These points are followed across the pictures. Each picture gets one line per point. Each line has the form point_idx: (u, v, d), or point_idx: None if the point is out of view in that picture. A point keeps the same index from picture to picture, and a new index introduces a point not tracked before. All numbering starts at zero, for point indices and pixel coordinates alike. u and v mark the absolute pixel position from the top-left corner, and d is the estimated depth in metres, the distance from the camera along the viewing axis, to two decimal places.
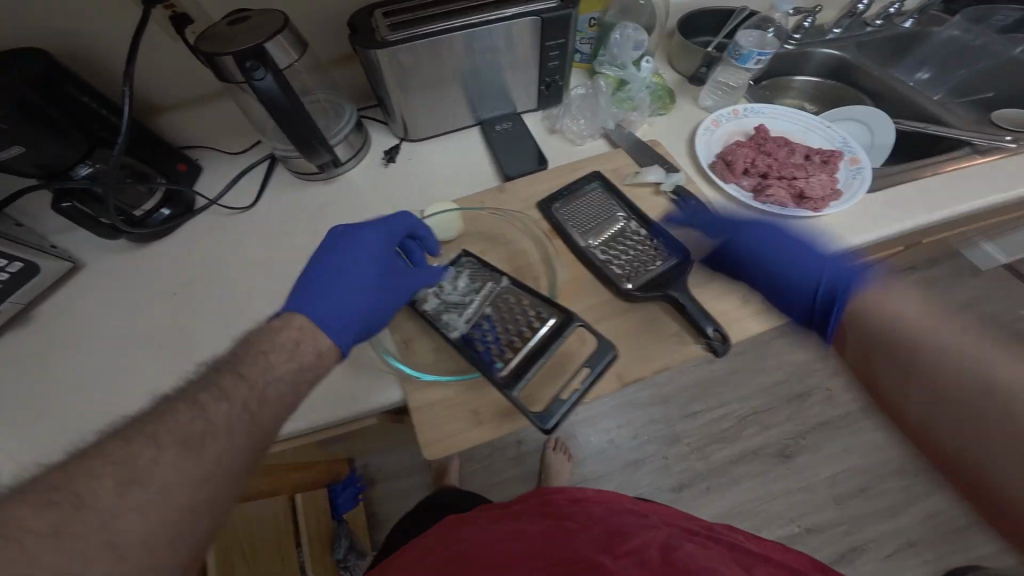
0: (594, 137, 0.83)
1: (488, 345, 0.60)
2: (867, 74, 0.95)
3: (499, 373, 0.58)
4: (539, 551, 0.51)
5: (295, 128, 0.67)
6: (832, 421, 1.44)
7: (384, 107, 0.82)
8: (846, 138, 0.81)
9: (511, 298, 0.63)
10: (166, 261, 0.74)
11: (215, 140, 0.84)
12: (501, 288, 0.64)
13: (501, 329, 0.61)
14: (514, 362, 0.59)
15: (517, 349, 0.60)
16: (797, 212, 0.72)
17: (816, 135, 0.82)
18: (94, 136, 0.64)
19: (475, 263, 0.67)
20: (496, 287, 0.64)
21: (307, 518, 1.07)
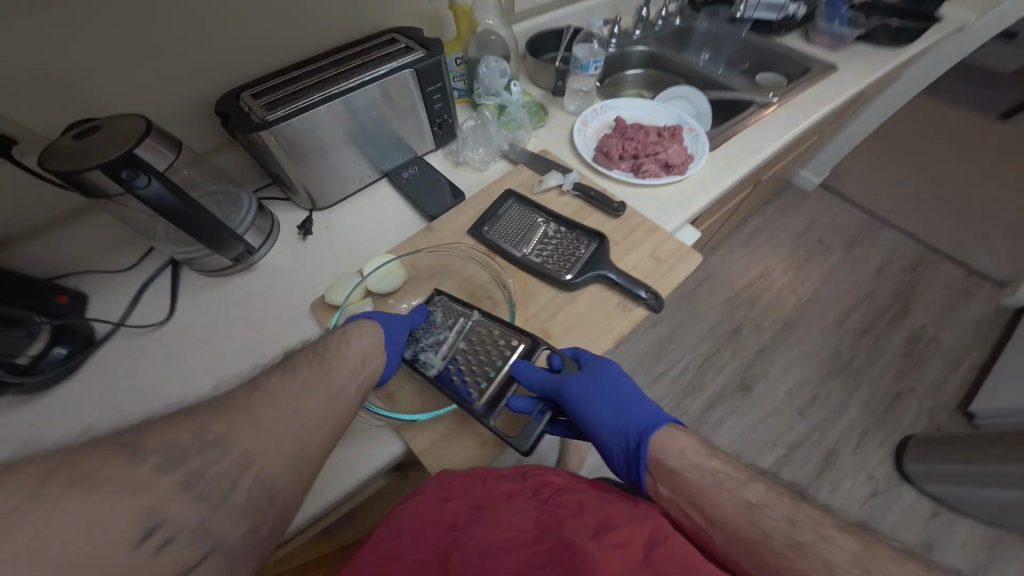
0: (496, 160, 0.90)
1: (464, 377, 0.61)
2: (676, 62, 1.15)
3: (476, 404, 0.58)
4: (587, 515, 0.49)
5: (194, 227, 0.61)
6: (768, 343, 1.64)
7: (283, 183, 0.81)
8: (682, 112, 0.97)
9: (483, 330, 0.65)
10: (74, 407, 0.62)
11: (95, 262, 0.74)
12: (474, 322, 0.65)
13: (474, 364, 0.62)
14: (489, 390, 0.59)
15: (491, 377, 0.60)
16: (669, 179, 0.83)
17: (661, 114, 0.97)
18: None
19: (447, 299, 0.69)
20: (469, 321, 0.65)
21: None
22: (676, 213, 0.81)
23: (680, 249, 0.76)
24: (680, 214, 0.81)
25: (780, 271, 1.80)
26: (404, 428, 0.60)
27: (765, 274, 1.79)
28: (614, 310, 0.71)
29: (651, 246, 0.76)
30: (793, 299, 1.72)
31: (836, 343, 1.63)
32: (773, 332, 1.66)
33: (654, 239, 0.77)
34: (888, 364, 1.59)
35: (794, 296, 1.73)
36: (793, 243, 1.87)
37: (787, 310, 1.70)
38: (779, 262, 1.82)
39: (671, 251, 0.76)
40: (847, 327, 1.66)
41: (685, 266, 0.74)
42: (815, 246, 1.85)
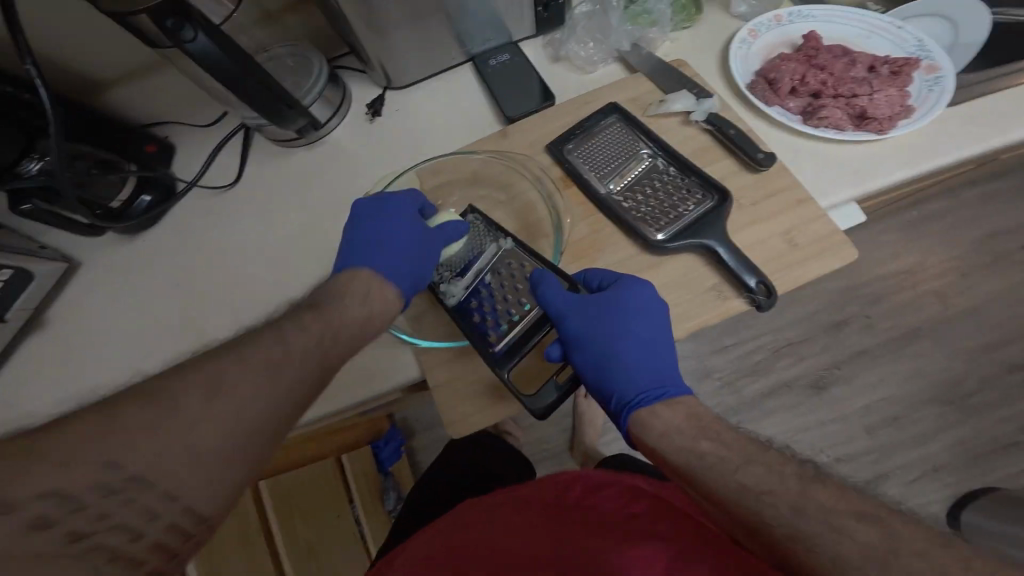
0: (608, 62, 0.69)
1: (487, 317, 0.55)
2: None
3: (494, 349, 0.53)
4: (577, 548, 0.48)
5: (253, 97, 0.56)
6: (874, 347, 1.38)
7: (357, 51, 0.71)
8: (924, 40, 0.64)
9: (514, 261, 0.57)
10: (162, 252, 0.69)
11: (181, 113, 0.73)
12: (505, 249, 0.57)
13: (498, 303, 0.55)
14: (510, 335, 0.54)
15: (514, 322, 0.55)
16: (858, 135, 0.58)
17: (882, 40, 0.65)
18: (30, 128, 0.54)
19: (481, 219, 0.61)
20: (501, 248, 0.57)
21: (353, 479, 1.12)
22: (847, 185, 0.59)
23: (831, 235, 0.56)
24: (852, 189, 0.58)
25: (934, 272, 1.40)
26: (427, 357, 0.59)
27: (916, 269, 1.40)
28: (705, 294, 0.56)
29: (788, 224, 0.57)
30: (936, 308, 1.38)
31: (965, 366, 1.35)
32: (889, 337, 1.38)
33: (796, 216, 0.58)
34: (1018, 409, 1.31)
35: (941, 304, 1.38)
36: (979, 239, 1.41)
37: (921, 318, 1.38)
38: (938, 262, 1.41)
39: (816, 235, 0.57)
40: (992, 357, 1.34)
41: (829, 261, 0.56)
42: (1008, 251, 1.40)
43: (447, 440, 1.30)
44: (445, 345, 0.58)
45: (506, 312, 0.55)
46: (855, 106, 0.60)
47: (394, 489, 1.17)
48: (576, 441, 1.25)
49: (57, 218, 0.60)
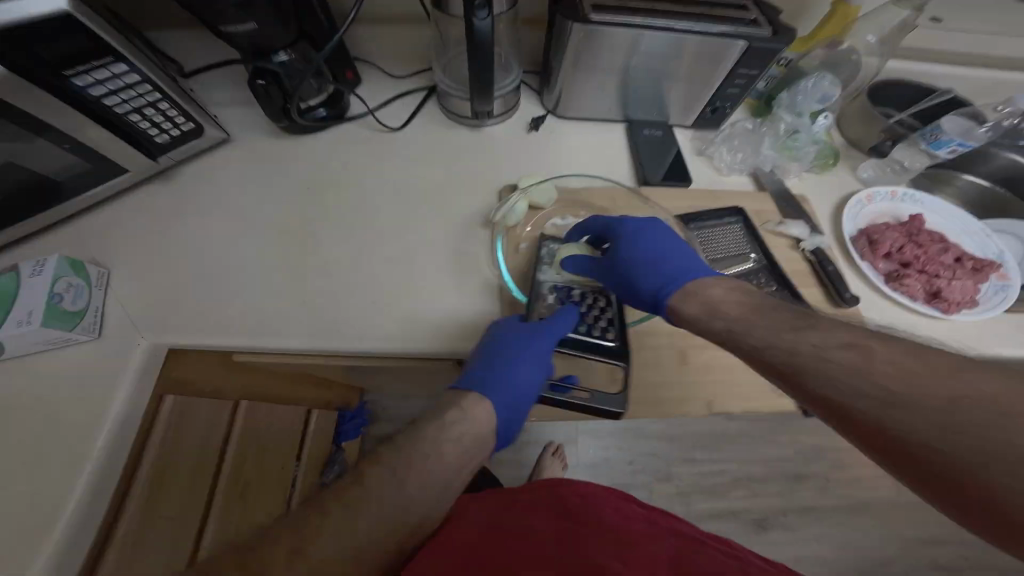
0: (742, 172, 0.81)
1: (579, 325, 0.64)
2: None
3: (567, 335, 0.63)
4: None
5: (482, 74, 0.67)
6: (824, 505, 1.46)
7: (548, 76, 0.82)
8: (1003, 252, 0.76)
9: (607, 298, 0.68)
10: (308, 159, 0.75)
11: (378, 58, 0.81)
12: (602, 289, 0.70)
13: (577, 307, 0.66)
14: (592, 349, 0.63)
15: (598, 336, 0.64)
16: (926, 309, 0.69)
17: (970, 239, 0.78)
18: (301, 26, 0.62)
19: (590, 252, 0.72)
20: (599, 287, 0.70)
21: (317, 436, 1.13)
22: (903, 344, 0.69)
23: None
24: None
25: None
26: None
27: None
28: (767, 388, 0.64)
29: None
30: (891, 492, 1.48)
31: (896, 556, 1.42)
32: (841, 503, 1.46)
33: None
34: None
35: (895, 489, 1.49)
36: None
37: (872, 496, 1.48)
38: None
39: None
40: (929, 556, 1.41)
41: None
42: None
43: None
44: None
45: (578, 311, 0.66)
46: (934, 284, 0.72)
47: (339, 463, 1.20)
48: None
49: (265, 94, 0.62)
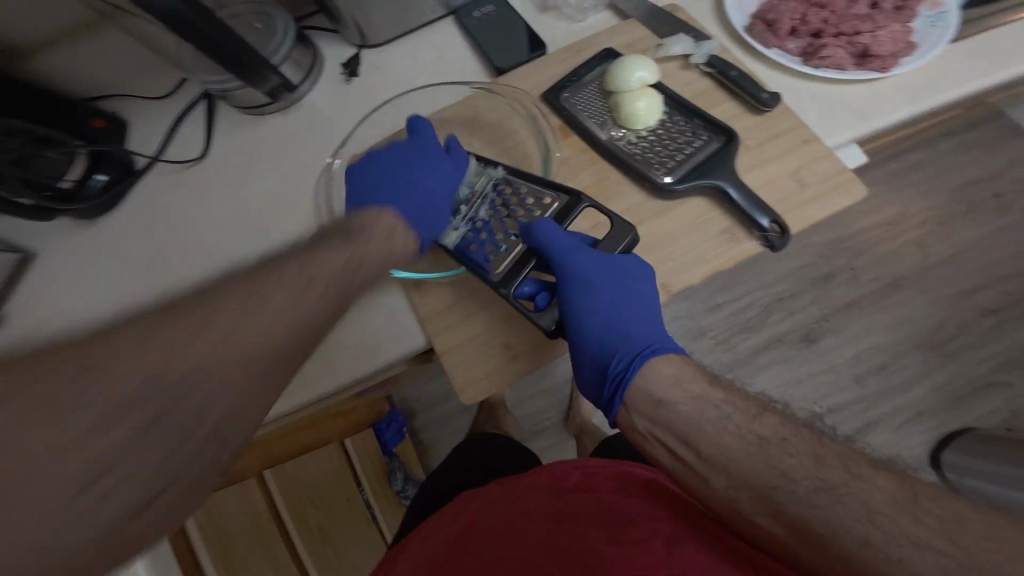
0: (598, 9, 0.65)
1: (489, 248, 0.54)
2: None
3: (492, 273, 0.53)
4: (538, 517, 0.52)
5: (218, 50, 0.50)
6: (859, 299, 1.40)
7: (327, 6, 0.65)
8: None
9: (506, 188, 0.56)
10: (123, 233, 0.62)
11: (134, 83, 0.66)
12: (499, 178, 0.56)
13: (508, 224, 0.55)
14: (504, 260, 0.53)
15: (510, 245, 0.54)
16: (861, 74, 0.58)
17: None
18: None
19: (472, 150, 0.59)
20: (495, 179, 0.56)
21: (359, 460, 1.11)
22: (848, 125, 0.58)
23: (837, 175, 0.55)
24: (855, 127, 0.58)
25: (918, 220, 1.42)
26: (430, 319, 0.55)
27: (896, 220, 1.42)
28: (715, 240, 0.54)
29: (795, 165, 0.55)
30: (917, 257, 1.40)
31: (947, 311, 1.38)
32: (874, 287, 1.40)
33: (803, 156, 0.56)
34: (994, 353, 1.35)
35: (923, 252, 1.40)
36: (956, 189, 1.43)
37: (903, 268, 1.40)
38: (921, 211, 1.42)
39: (823, 174, 0.55)
40: (969, 303, 1.37)
41: (837, 201, 0.54)
42: (987, 200, 1.42)
43: (445, 421, 1.30)
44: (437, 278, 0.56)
45: (507, 241, 0.54)
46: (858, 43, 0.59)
47: (401, 469, 1.14)
48: (573, 410, 1.25)
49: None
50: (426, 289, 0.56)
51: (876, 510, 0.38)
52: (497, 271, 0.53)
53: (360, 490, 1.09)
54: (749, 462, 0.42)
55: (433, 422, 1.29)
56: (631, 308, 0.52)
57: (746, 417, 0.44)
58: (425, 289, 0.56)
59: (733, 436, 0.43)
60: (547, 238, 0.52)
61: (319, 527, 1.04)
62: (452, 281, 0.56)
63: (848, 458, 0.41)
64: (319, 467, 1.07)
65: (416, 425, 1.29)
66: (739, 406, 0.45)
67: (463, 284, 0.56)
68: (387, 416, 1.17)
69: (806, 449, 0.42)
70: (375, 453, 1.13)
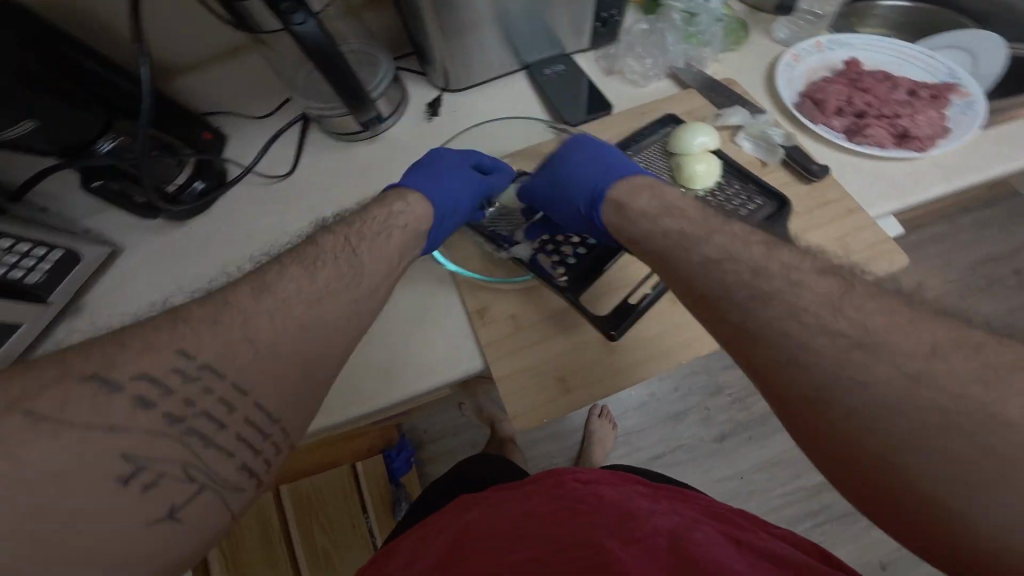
0: (660, 77, 0.73)
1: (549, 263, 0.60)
2: None
3: (539, 256, 0.59)
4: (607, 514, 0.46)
5: (341, 82, 0.57)
6: None
7: (420, 53, 0.73)
8: (957, 68, 0.70)
9: (565, 225, 0.64)
10: (209, 239, 0.67)
11: (239, 105, 0.74)
12: (558, 214, 0.65)
13: (558, 215, 0.62)
14: (565, 271, 0.59)
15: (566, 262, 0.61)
16: (902, 153, 0.63)
17: (916, 66, 0.71)
18: (112, 107, 0.56)
19: (532, 182, 0.67)
20: (552, 214, 0.65)
21: (369, 483, 1.09)
22: (891, 197, 0.63)
23: (881, 245, 0.59)
24: (895, 201, 0.62)
25: (938, 292, 1.44)
26: (491, 346, 0.58)
27: None
28: None
29: (841, 232, 0.60)
30: None
31: None
32: None
33: (848, 225, 0.60)
34: None
35: None
36: (977, 264, 1.47)
37: None
38: (941, 283, 1.45)
39: (868, 243, 0.59)
40: None
41: (881, 268, 0.58)
42: (1007, 277, 1.45)
43: (457, 452, 1.28)
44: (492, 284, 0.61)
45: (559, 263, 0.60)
46: (898, 125, 0.65)
47: (406, 500, 1.12)
48: (589, 454, 1.23)
49: (116, 193, 0.60)
50: (487, 318, 0.59)
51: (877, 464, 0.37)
52: (562, 279, 0.58)
53: (364, 515, 1.06)
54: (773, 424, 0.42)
55: (445, 450, 1.28)
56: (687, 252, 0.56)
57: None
58: (487, 316, 0.59)
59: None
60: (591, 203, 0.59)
61: (319, 546, 1.03)
62: (512, 311, 0.59)
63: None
64: (329, 482, 1.08)
65: (426, 455, 1.27)
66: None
67: (524, 316, 0.59)
68: (398, 444, 1.17)
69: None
70: (384, 479, 1.11)
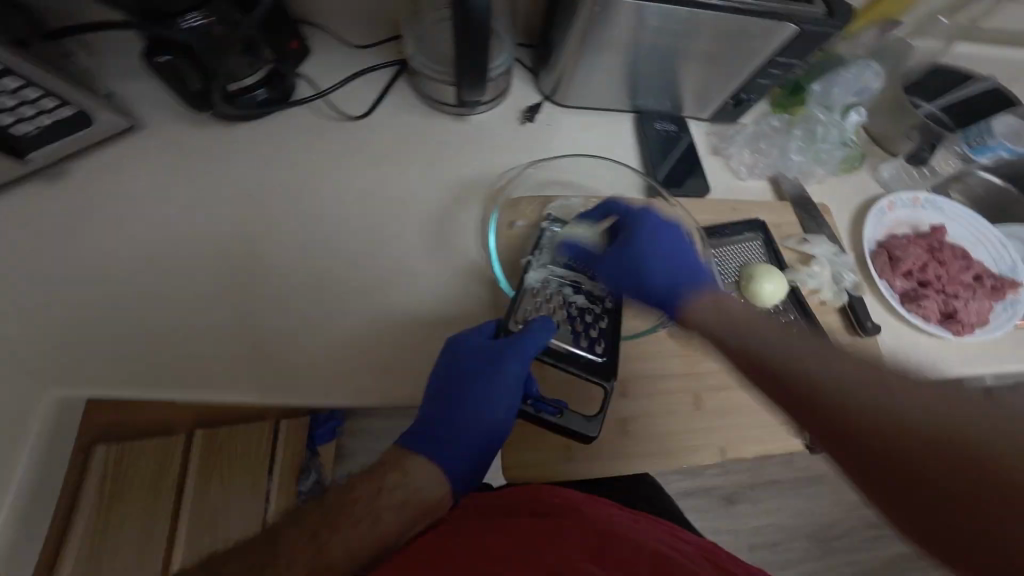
0: (761, 177, 0.70)
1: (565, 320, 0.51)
2: None
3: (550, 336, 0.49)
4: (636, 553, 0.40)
5: (473, 52, 0.52)
6: (791, 482, 1.52)
7: (547, 53, 0.67)
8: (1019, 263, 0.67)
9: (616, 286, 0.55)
10: (243, 154, 0.57)
11: (334, 16, 0.63)
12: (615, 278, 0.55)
13: (585, 329, 0.51)
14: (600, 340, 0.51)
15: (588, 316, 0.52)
16: (941, 332, 0.62)
17: (986, 250, 0.68)
18: None
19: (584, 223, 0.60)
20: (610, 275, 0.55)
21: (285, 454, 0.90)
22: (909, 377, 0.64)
23: None
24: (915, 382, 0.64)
25: None
26: None
27: None
28: (782, 431, 0.60)
29: None
30: None
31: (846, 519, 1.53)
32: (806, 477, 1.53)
33: None
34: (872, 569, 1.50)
35: None
36: None
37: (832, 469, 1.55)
38: None
39: None
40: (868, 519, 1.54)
41: None
42: None
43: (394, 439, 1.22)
44: None
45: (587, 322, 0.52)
46: (949, 304, 0.63)
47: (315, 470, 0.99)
48: None
49: (171, 71, 0.48)
50: None
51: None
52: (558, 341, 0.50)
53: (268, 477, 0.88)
54: None
55: None
56: (673, 249, 0.54)
57: None
58: None
59: None
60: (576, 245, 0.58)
61: (211, 513, 0.79)
62: None
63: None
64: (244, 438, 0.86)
65: None
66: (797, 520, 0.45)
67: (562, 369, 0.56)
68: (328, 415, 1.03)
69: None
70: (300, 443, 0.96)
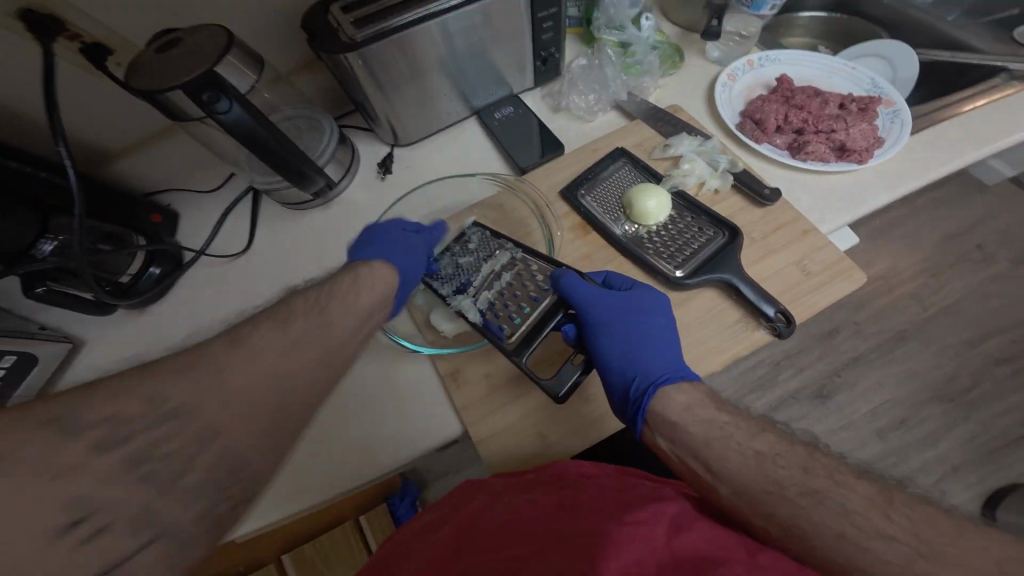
0: (606, 111, 0.73)
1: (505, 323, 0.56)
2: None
3: (509, 342, 0.55)
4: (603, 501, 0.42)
5: (277, 159, 0.56)
6: (867, 351, 1.36)
7: (365, 112, 0.72)
8: (877, 76, 0.72)
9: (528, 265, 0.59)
10: (172, 323, 0.66)
11: (188, 179, 0.73)
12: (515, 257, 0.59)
13: (534, 282, 0.58)
14: (521, 327, 0.56)
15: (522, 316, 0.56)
16: (842, 165, 0.64)
17: (843, 79, 0.73)
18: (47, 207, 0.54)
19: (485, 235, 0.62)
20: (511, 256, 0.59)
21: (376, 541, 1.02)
22: (840, 213, 0.63)
23: (835, 262, 0.59)
24: (847, 215, 0.62)
25: (908, 273, 1.42)
26: (465, 411, 0.56)
27: (891, 274, 1.42)
28: (735, 330, 0.57)
29: (798, 254, 0.60)
30: (915, 309, 1.38)
31: (954, 363, 1.33)
32: (878, 340, 1.37)
33: (804, 247, 0.60)
34: (1013, 403, 1.29)
35: (919, 305, 1.39)
36: (942, 241, 1.45)
37: (904, 320, 1.38)
38: (911, 264, 1.43)
39: (825, 262, 0.59)
40: (978, 352, 1.33)
41: (843, 287, 0.58)
42: (972, 250, 1.43)
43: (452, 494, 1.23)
44: (451, 355, 0.59)
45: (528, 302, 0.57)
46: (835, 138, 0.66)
47: None
48: None
49: (64, 296, 0.58)
50: (460, 379, 0.57)
51: (853, 510, 0.36)
52: (512, 339, 0.55)
53: None
54: (750, 476, 0.40)
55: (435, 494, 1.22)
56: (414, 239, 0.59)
57: (745, 434, 0.43)
58: (459, 378, 0.57)
59: (737, 453, 0.42)
60: (566, 278, 0.55)
61: None
62: (484, 366, 0.58)
63: (833, 468, 0.40)
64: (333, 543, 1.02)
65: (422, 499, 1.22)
66: (738, 425, 0.44)
67: (497, 373, 0.58)
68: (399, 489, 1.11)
69: (794, 460, 0.40)
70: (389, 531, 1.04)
